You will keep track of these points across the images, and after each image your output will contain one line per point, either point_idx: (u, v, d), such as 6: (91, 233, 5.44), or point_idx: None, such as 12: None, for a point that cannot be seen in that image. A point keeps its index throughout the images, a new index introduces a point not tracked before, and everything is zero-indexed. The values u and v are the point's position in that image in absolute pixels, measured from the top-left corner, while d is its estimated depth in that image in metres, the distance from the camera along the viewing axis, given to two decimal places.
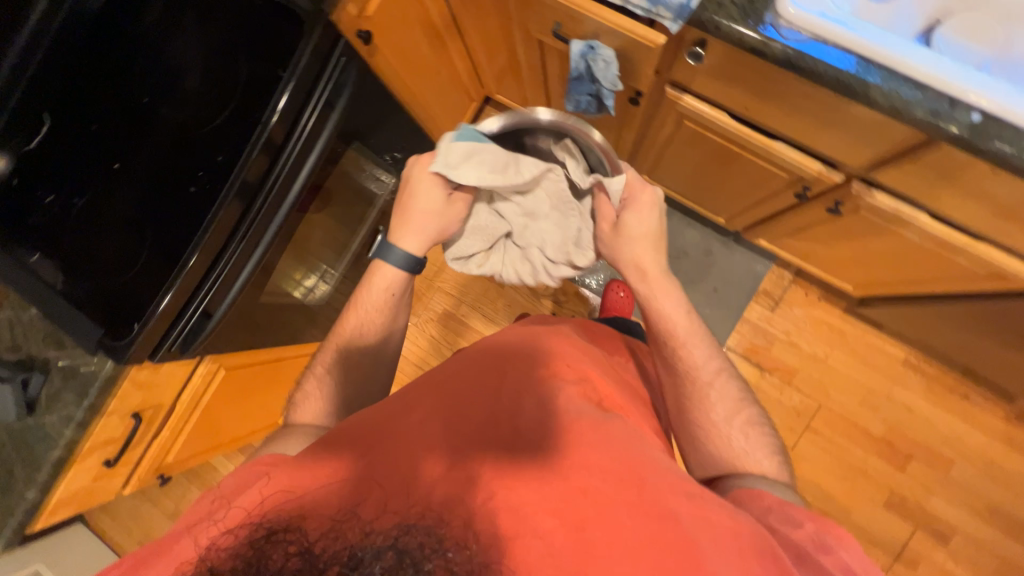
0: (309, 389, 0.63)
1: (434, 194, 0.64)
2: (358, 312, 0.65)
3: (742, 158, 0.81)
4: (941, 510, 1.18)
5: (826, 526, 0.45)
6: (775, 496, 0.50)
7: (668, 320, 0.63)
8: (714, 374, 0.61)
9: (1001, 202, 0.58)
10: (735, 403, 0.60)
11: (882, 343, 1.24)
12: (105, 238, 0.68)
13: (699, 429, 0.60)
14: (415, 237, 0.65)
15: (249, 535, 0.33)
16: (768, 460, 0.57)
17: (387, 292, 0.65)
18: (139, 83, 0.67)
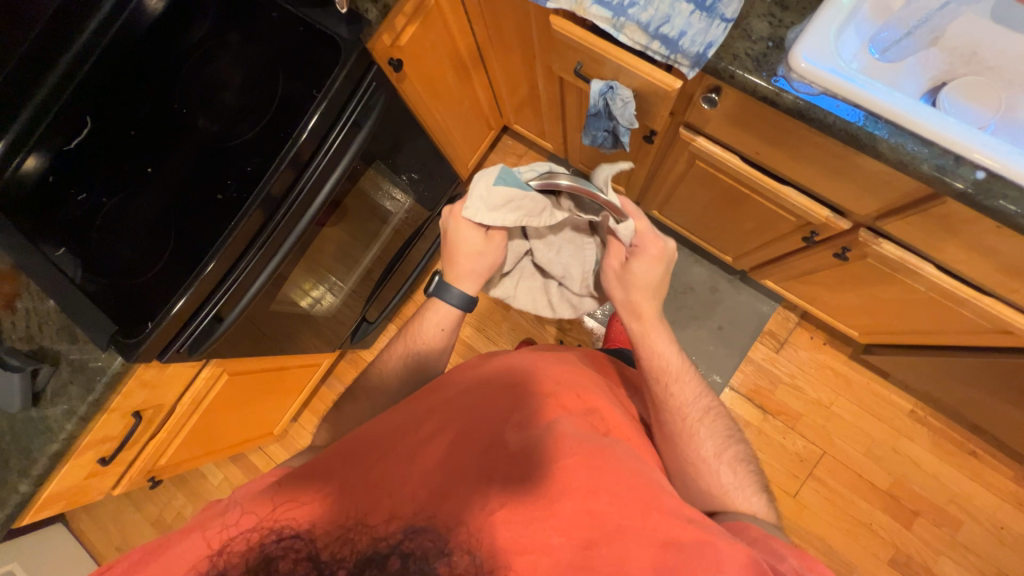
0: (344, 412, 0.67)
1: (473, 236, 0.63)
2: (410, 344, 0.69)
3: (752, 200, 0.83)
4: (948, 574, 1.13)
5: (810, 564, 0.46)
6: (761, 529, 0.51)
7: (659, 357, 0.64)
8: (702, 411, 0.62)
9: (1006, 258, 0.59)
10: (723, 439, 0.61)
11: (888, 393, 1.22)
12: (124, 237, 0.71)
13: (689, 467, 0.60)
14: (471, 279, 0.66)
15: (261, 540, 0.38)
16: (755, 497, 0.58)
17: (438, 327, 0.68)
18: (177, 98, 0.74)
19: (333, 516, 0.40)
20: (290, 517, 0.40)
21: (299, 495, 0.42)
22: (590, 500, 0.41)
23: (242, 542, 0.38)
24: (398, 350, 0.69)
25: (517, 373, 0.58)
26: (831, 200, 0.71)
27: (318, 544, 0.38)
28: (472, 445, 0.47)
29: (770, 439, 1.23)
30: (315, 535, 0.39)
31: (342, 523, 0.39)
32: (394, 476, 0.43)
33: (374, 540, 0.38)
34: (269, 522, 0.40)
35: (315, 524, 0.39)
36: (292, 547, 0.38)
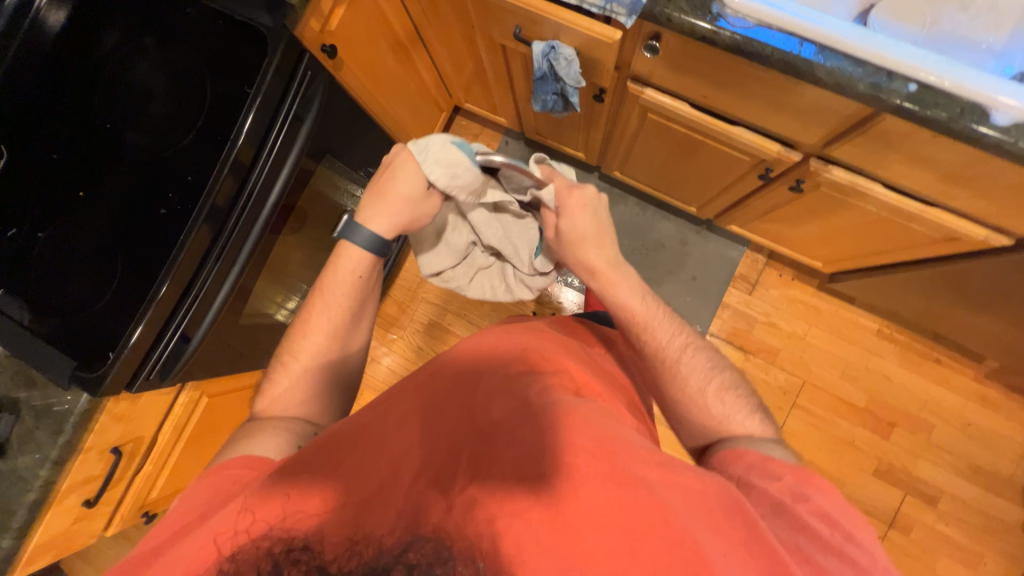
0: (277, 376, 0.62)
1: (413, 182, 0.59)
2: (326, 298, 0.62)
3: (706, 146, 0.84)
4: (927, 474, 1.21)
5: (807, 477, 0.50)
6: (758, 453, 0.54)
7: (629, 307, 0.64)
8: (681, 347, 0.62)
9: (945, 167, 0.61)
10: (709, 370, 0.62)
11: (856, 317, 1.28)
12: (70, 271, 0.67)
13: (681, 405, 0.62)
14: (387, 219, 0.60)
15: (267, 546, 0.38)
16: (751, 418, 0.59)
17: (353, 275, 0.62)
18: (99, 112, 0.69)
19: (339, 526, 0.40)
20: (297, 526, 0.40)
21: (303, 492, 0.41)
22: (569, 453, 0.44)
23: (251, 548, 0.38)
24: (316, 310, 0.62)
25: (485, 356, 0.59)
26: (779, 134, 0.72)
27: (327, 559, 0.38)
28: (458, 425, 0.49)
29: (753, 376, 1.28)
30: (324, 547, 0.39)
31: (348, 536, 0.39)
32: (386, 465, 0.44)
33: (377, 551, 0.39)
34: (275, 527, 0.39)
35: (322, 538, 0.39)
36: (296, 561, 0.38)
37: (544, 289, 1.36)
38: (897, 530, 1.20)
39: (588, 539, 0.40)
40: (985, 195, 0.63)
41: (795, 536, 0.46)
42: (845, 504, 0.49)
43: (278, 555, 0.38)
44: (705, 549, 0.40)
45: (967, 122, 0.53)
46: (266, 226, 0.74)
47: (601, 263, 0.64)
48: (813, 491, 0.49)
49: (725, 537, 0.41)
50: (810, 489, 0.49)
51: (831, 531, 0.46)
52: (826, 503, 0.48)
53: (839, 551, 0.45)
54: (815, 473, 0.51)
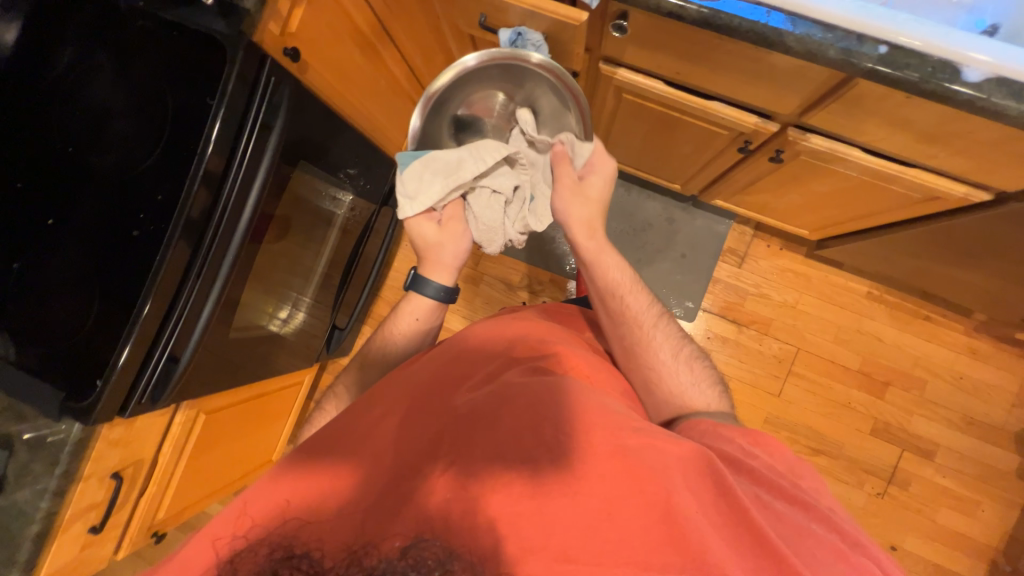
0: (326, 407, 0.64)
1: (428, 230, 0.69)
2: (387, 340, 0.68)
3: (684, 122, 0.83)
4: (923, 429, 1.24)
5: (755, 437, 0.53)
6: (711, 420, 0.55)
7: (609, 271, 0.67)
8: (656, 317, 0.66)
9: (922, 127, 0.61)
10: (676, 343, 0.65)
11: (846, 281, 1.29)
12: (51, 301, 0.67)
13: (649, 375, 0.62)
14: (441, 269, 0.70)
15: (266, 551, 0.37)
16: (712, 392, 0.61)
17: (412, 318, 0.69)
18: (64, 134, 0.67)
19: (340, 534, 0.38)
20: (295, 534, 0.38)
21: (297, 485, 0.42)
22: (564, 443, 0.44)
23: (250, 555, 0.37)
24: (376, 351, 0.68)
25: (468, 347, 0.59)
26: (755, 105, 0.71)
27: (326, 564, 0.36)
28: (439, 420, 0.48)
29: (747, 347, 1.29)
30: (324, 554, 0.37)
31: (349, 545, 0.38)
32: (368, 458, 0.44)
33: (375, 560, 0.36)
34: (275, 533, 0.38)
35: (323, 546, 0.38)
36: (296, 567, 0.36)
37: (536, 278, 1.36)
38: (896, 486, 1.23)
39: (571, 517, 0.40)
40: (962, 152, 0.62)
41: (758, 490, 0.46)
42: (789, 455, 0.52)
43: (278, 561, 0.36)
44: (683, 509, 0.41)
45: (939, 80, 0.53)
46: (247, 237, 0.72)
47: (592, 229, 0.69)
48: (765, 449, 0.51)
49: (699, 494, 0.42)
50: (762, 447, 0.52)
51: (785, 481, 0.48)
52: (771, 457, 0.51)
53: (797, 499, 0.46)
54: (760, 432, 0.54)
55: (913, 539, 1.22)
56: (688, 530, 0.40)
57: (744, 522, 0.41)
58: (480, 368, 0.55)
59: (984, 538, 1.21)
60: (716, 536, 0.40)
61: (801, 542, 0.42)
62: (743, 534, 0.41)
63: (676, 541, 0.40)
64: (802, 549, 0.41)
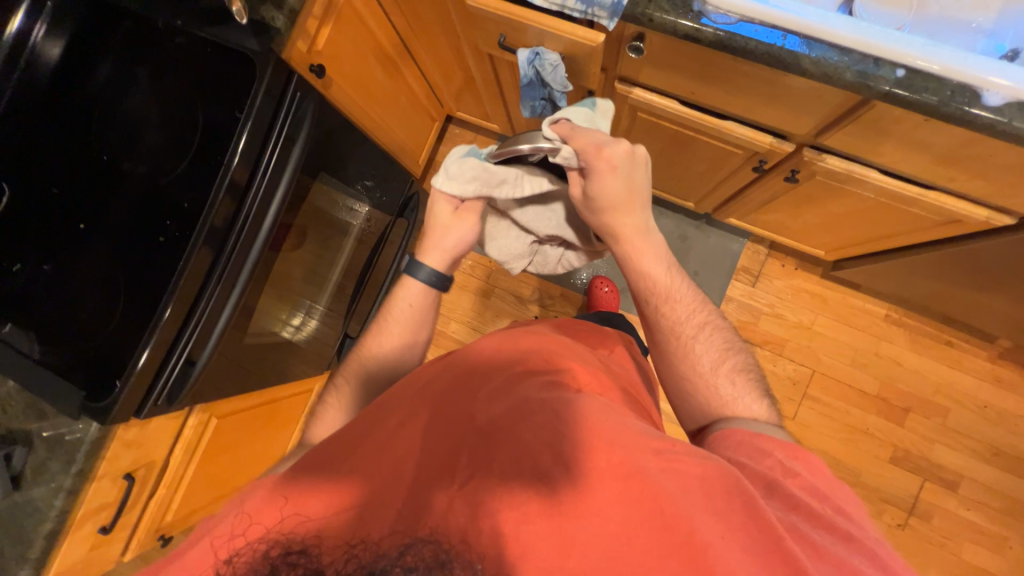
0: (329, 402, 0.65)
1: (445, 210, 0.67)
2: (382, 326, 0.69)
3: (698, 141, 0.84)
4: (945, 458, 1.19)
5: (795, 453, 0.51)
6: (747, 431, 0.54)
7: (648, 279, 0.62)
8: (698, 325, 0.62)
9: (940, 149, 0.60)
10: (720, 352, 0.62)
11: (863, 303, 1.26)
12: (78, 302, 0.69)
13: (689, 384, 0.61)
14: (437, 252, 0.67)
15: (265, 551, 0.37)
16: (758, 403, 0.59)
17: (407, 302, 0.68)
18: (96, 144, 0.70)
19: (340, 530, 0.39)
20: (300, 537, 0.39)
21: (310, 490, 0.42)
22: (574, 460, 0.44)
23: (248, 552, 0.37)
24: (372, 338, 0.68)
25: (489, 359, 0.59)
26: (770, 125, 0.72)
27: (323, 561, 0.36)
28: (457, 432, 0.48)
29: (760, 368, 1.27)
30: (322, 551, 0.37)
31: (345, 541, 0.38)
32: (387, 470, 0.44)
33: (375, 556, 0.37)
34: (274, 533, 0.39)
35: (321, 543, 0.38)
36: (294, 564, 0.36)
37: (547, 292, 1.36)
38: (917, 518, 1.18)
39: (586, 537, 0.40)
40: (982, 175, 0.62)
41: (791, 514, 0.44)
42: (828, 472, 0.50)
43: (277, 559, 0.37)
44: (705, 535, 0.40)
45: (957, 104, 0.52)
46: (266, 245, 0.74)
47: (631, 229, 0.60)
48: (802, 467, 0.49)
49: (726, 518, 0.41)
50: (800, 465, 0.50)
51: (824, 504, 0.46)
52: (812, 476, 0.49)
53: (835, 525, 0.44)
54: (803, 450, 0.51)
55: (935, 575, 1.16)
56: (712, 555, 0.39)
57: (780, 551, 0.39)
58: (489, 380, 0.55)
59: None
60: (743, 564, 0.38)
61: (838, 569, 0.39)
62: (776, 563, 0.39)
63: (698, 565, 0.38)
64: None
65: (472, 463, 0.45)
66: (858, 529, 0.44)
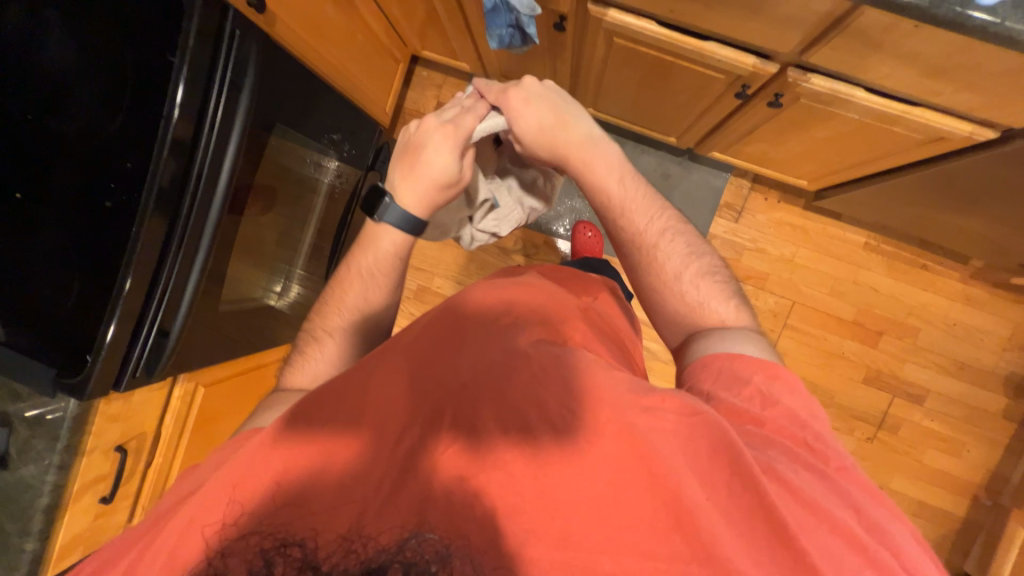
0: (310, 354, 0.63)
1: (444, 157, 0.61)
2: (369, 277, 0.65)
3: (678, 68, 0.79)
4: (915, 376, 1.26)
5: (774, 373, 0.52)
6: (727, 353, 0.54)
7: (609, 191, 0.62)
8: (662, 231, 0.62)
9: (929, 61, 0.57)
10: (687, 254, 0.62)
11: (844, 232, 1.27)
12: (34, 274, 0.65)
13: (661, 299, 0.62)
14: (418, 197, 0.62)
15: (259, 544, 0.37)
16: (725, 305, 0.60)
17: (393, 255, 0.64)
18: (15, 101, 0.63)
19: (326, 488, 0.40)
20: (282, 500, 0.40)
21: (297, 448, 0.43)
22: (560, 412, 0.45)
23: (243, 546, 0.37)
24: (357, 289, 0.65)
25: (469, 310, 0.58)
26: (754, 44, 0.68)
27: (319, 555, 0.37)
28: (441, 391, 0.47)
29: None
30: (319, 546, 0.37)
31: (341, 534, 0.38)
32: (368, 428, 0.44)
33: (375, 552, 0.37)
34: (265, 524, 0.39)
35: (317, 536, 0.38)
36: (290, 557, 0.36)
37: (531, 241, 1.34)
38: (886, 431, 1.27)
39: (574, 499, 0.41)
40: (970, 86, 0.59)
41: (767, 451, 0.46)
42: (807, 394, 0.51)
43: (270, 552, 0.37)
44: (690, 495, 0.41)
45: (952, 5, 0.49)
46: (225, 208, 0.69)
47: (579, 144, 0.62)
48: (781, 391, 0.51)
49: (710, 477, 0.42)
50: (778, 388, 0.51)
51: (803, 430, 0.48)
52: (791, 400, 0.50)
53: (810, 462, 0.45)
54: (783, 369, 0.53)
55: (900, 479, 1.27)
56: (699, 515, 0.40)
57: (760, 511, 0.41)
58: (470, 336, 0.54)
59: (969, 476, 1.25)
60: (725, 527, 0.40)
61: (810, 512, 0.41)
62: (758, 523, 0.40)
63: (682, 523, 0.40)
64: (815, 532, 0.40)
65: (454, 421, 0.45)
66: (830, 462, 0.46)
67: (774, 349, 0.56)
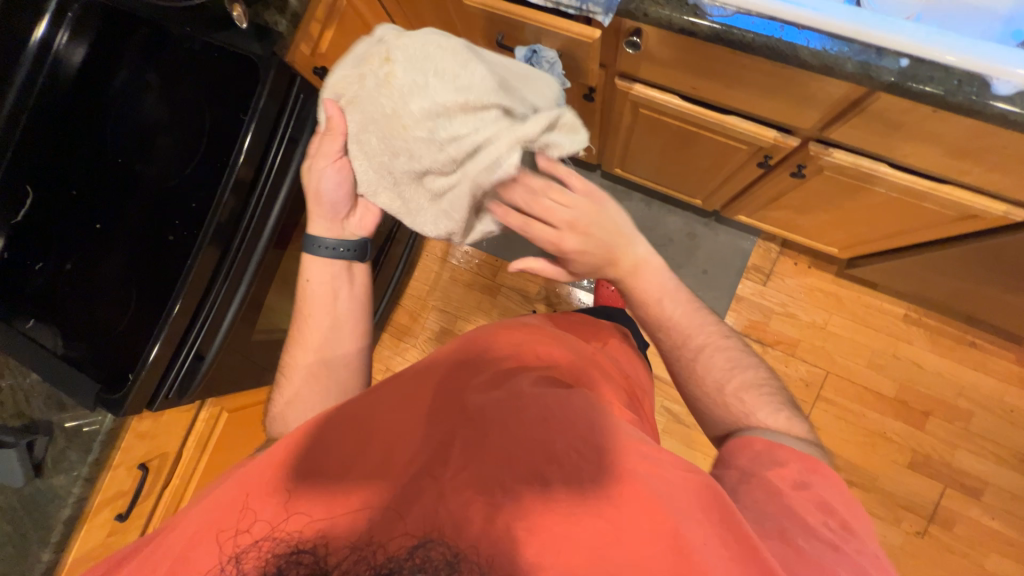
0: (280, 398, 0.64)
1: (337, 182, 0.63)
2: (304, 310, 0.67)
3: (701, 137, 0.83)
4: (968, 464, 1.15)
5: (813, 465, 0.48)
6: (765, 440, 0.51)
7: (653, 299, 0.63)
8: (707, 338, 0.61)
9: (951, 142, 0.58)
10: (729, 362, 0.60)
11: (880, 303, 1.22)
12: (96, 295, 0.72)
13: (700, 398, 0.60)
14: (324, 220, 0.66)
15: (274, 552, 0.39)
16: (778, 413, 0.55)
17: (321, 285, 0.67)
18: (116, 147, 0.73)
19: (324, 513, 0.41)
20: (295, 529, 0.40)
21: (306, 486, 0.43)
22: (567, 456, 0.44)
23: (254, 552, 0.39)
24: (299, 324, 0.67)
25: (494, 343, 0.60)
26: (774, 120, 0.70)
27: (330, 564, 0.38)
28: (451, 419, 0.48)
29: (773, 369, 1.23)
30: (328, 552, 0.39)
31: (350, 543, 0.39)
32: (371, 451, 0.45)
33: (385, 558, 0.38)
34: (276, 532, 0.40)
35: (327, 544, 0.39)
36: (300, 562, 0.38)
37: (553, 290, 1.36)
38: (938, 526, 1.14)
39: (573, 540, 0.40)
40: (998, 168, 0.59)
41: (771, 524, 0.43)
42: (843, 489, 0.48)
43: (282, 560, 0.38)
44: (690, 545, 0.39)
45: (966, 93, 0.50)
46: (270, 243, 0.76)
47: (625, 254, 0.62)
48: (817, 480, 0.47)
49: (705, 528, 0.41)
50: (815, 478, 0.47)
51: (830, 519, 0.44)
52: (826, 490, 0.47)
53: None
54: (822, 463, 0.49)
55: None
56: (695, 562, 0.38)
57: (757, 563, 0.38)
58: (475, 368, 0.55)
59: None
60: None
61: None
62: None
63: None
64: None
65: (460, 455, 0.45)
66: (856, 545, 0.43)
67: (824, 454, 0.51)
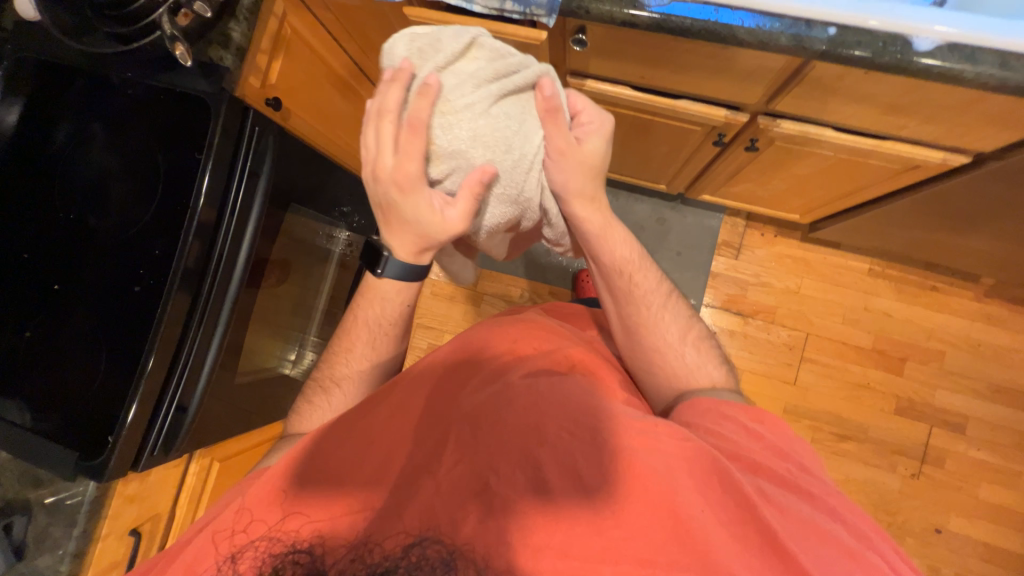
0: (318, 404, 0.59)
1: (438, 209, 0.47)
2: (368, 329, 0.58)
3: (657, 124, 0.85)
4: (948, 402, 1.20)
5: (761, 416, 0.52)
6: (713, 398, 0.54)
7: (617, 248, 0.61)
8: (664, 296, 0.63)
9: (885, 100, 0.62)
10: (679, 318, 0.62)
11: (845, 261, 1.28)
12: (62, 359, 0.69)
13: (652, 356, 0.61)
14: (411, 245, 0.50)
15: (274, 559, 0.39)
16: (718, 370, 0.60)
17: (397, 306, 0.56)
18: (68, 204, 0.70)
19: (323, 513, 0.41)
20: (294, 530, 0.41)
21: (305, 502, 0.42)
22: (561, 442, 0.44)
23: (250, 553, 0.40)
24: (359, 340, 0.58)
25: (487, 340, 0.59)
26: (723, 99, 0.73)
27: (326, 563, 0.39)
28: (445, 420, 0.48)
29: (756, 338, 1.27)
30: (324, 550, 0.40)
31: (348, 541, 0.40)
32: (371, 466, 0.45)
33: (380, 557, 0.39)
34: (275, 530, 0.41)
35: (324, 543, 0.40)
36: (296, 562, 0.39)
37: (536, 291, 1.36)
38: (930, 465, 1.18)
39: (572, 522, 0.40)
40: (932, 119, 0.63)
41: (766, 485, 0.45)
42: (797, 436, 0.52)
43: (278, 560, 0.39)
44: (689, 513, 0.40)
45: (891, 53, 0.54)
46: (242, 283, 0.74)
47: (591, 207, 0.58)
48: (773, 432, 0.51)
49: (704, 495, 0.42)
50: (771, 431, 0.51)
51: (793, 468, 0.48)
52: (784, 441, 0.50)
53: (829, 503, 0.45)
54: (767, 412, 0.53)
55: (956, 519, 1.16)
56: (693, 528, 0.40)
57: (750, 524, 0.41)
58: (473, 368, 0.55)
59: None
60: (726, 544, 0.40)
61: (813, 542, 0.41)
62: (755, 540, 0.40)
63: (684, 546, 0.39)
64: (803, 540, 0.41)
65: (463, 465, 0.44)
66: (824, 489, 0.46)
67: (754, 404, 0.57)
